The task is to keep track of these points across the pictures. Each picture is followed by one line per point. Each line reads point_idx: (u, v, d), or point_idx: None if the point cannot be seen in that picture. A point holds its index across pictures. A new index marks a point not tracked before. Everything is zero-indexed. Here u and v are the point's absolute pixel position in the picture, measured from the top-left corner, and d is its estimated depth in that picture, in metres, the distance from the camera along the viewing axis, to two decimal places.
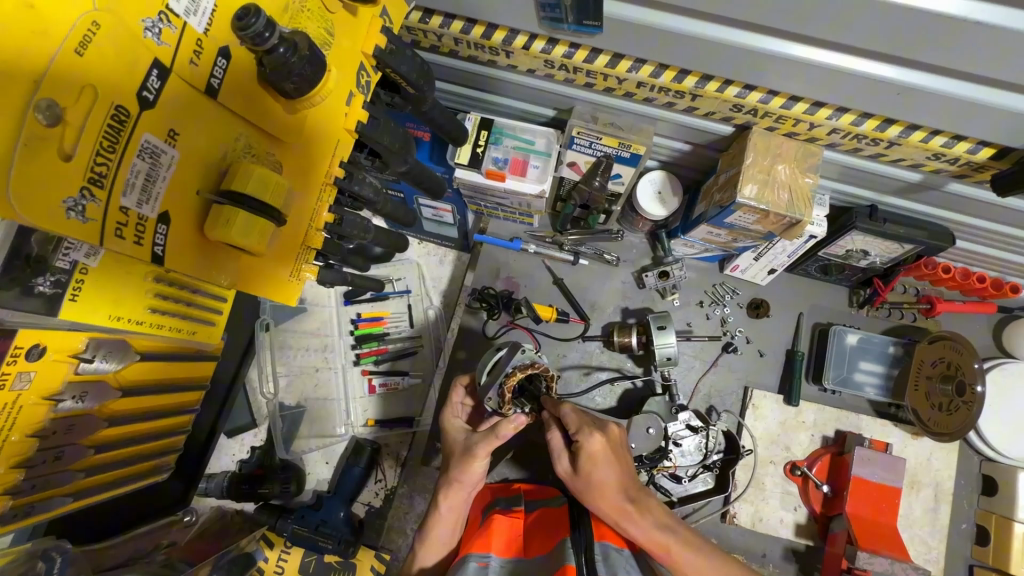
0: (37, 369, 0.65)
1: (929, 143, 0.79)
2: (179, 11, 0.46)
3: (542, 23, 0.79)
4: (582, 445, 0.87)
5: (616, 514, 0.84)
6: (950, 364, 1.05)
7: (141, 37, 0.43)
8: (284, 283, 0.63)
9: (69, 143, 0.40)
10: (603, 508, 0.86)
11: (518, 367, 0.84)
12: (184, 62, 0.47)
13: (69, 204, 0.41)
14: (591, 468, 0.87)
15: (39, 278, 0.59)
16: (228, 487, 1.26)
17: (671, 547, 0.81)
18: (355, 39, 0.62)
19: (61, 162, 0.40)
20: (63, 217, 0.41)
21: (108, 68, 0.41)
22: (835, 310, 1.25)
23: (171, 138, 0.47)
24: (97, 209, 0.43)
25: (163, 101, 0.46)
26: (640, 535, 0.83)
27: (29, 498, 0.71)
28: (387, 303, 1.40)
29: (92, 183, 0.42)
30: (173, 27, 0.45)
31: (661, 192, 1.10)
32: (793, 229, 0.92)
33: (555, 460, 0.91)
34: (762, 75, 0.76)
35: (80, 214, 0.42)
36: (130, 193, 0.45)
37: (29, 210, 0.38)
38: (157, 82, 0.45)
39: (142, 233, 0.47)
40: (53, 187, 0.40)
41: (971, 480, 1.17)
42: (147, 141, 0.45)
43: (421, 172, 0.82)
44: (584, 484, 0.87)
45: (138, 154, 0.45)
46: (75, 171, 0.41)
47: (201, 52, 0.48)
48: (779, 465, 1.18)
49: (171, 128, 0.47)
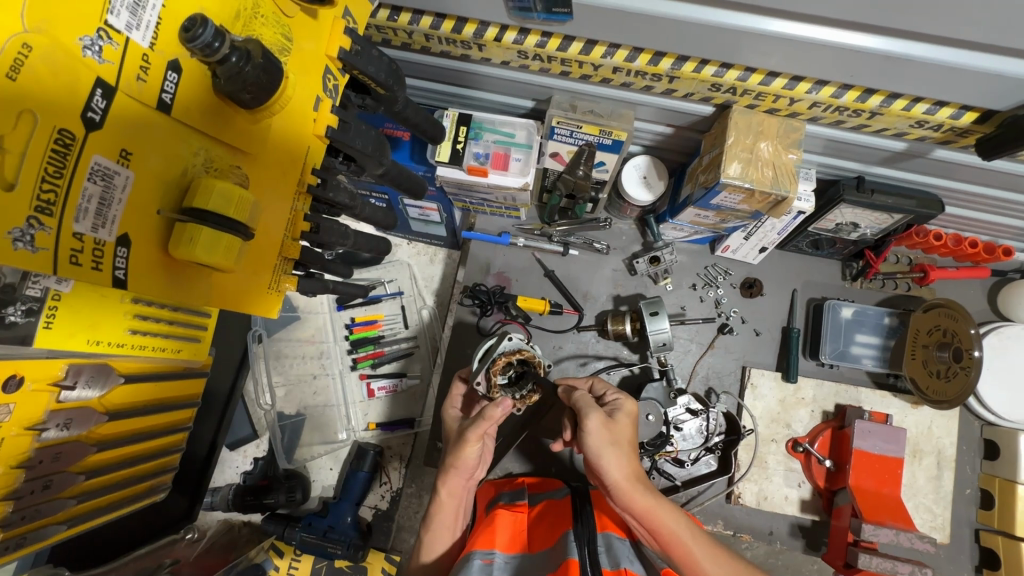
0: (16, 401, 0.64)
1: (911, 111, 0.78)
2: (120, 26, 0.44)
3: (511, 13, 0.77)
4: (621, 404, 0.88)
5: (636, 478, 0.81)
6: (946, 331, 1.05)
7: (79, 56, 0.42)
8: (260, 295, 0.63)
9: (11, 172, 0.39)
10: (623, 466, 0.81)
11: (505, 353, 0.88)
12: (130, 79, 0.45)
13: (16, 234, 0.40)
14: (625, 425, 0.86)
15: (10, 307, 0.58)
16: (233, 500, 1.28)
17: (679, 534, 0.78)
18: (318, 42, 0.61)
19: (4, 193, 0.39)
20: (10, 248, 0.40)
21: (44, 90, 0.40)
22: (829, 284, 1.24)
23: (124, 159, 0.46)
24: (48, 236, 0.42)
25: (110, 121, 0.45)
26: (657, 507, 0.79)
27: (18, 530, 0.70)
28: (380, 306, 1.39)
29: (40, 211, 0.41)
30: (115, 44, 0.44)
31: (647, 176, 1.09)
32: (780, 207, 0.91)
33: (590, 409, 0.84)
34: (739, 53, 0.75)
35: (29, 244, 0.41)
36: (84, 218, 0.44)
37: None
38: (102, 102, 0.44)
39: (100, 258, 0.46)
40: None
41: (973, 445, 1.18)
42: (97, 163, 0.44)
43: (399, 172, 0.80)
44: (619, 435, 0.83)
45: (90, 177, 0.44)
46: (19, 200, 0.40)
47: (148, 67, 0.46)
48: (781, 442, 1.18)
49: (123, 148, 0.46)
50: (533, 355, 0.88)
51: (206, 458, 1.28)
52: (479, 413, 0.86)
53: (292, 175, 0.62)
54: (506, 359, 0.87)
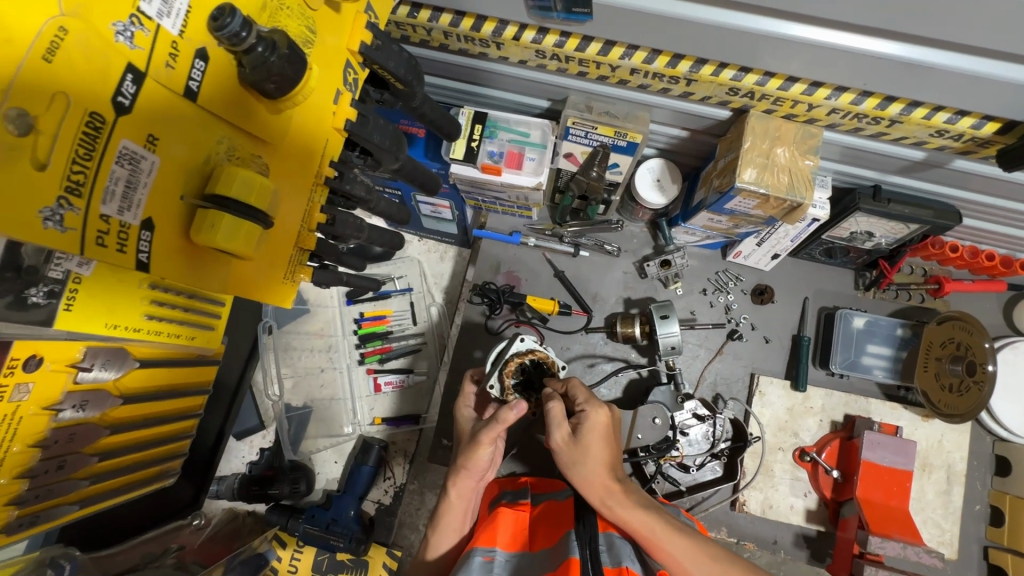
0: (36, 380, 0.65)
1: (931, 120, 0.77)
2: (151, 13, 0.45)
3: (531, 12, 0.77)
4: (588, 417, 0.86)
5: (604, 492, 0.85)
6: (960, 344, 1.04)
7: (113, 41, 0.43)
8: (276, 285, 0.63)
9: (43, 152, 0.40)
10: (591, 482, 0.86)
11: (516, 354, 0.91)
12: (160, 65, 0.46)
13: (47, 214, 0.40)
14: (591, 439, 0.85)
15: (32, 288, 0.57)
16: (238, 488, 1.27)
17: (651, 534, 0.81)
18: (340, 36, 0.62)
19: (36, 173, 0.39)
20: (40, 227, 0.40)
21: (78, 72, 0.41)
22: (841, 293, 1.23)
23: (150, 144, 0.47)
24: (76, 217, 0.43)
25: (139, 105, 0.45)
26: (626, 515, 0.83)
27: (34, 507, 0.72)
28: (389, 302, 1.40)
29: (70, 192, 0.42)
30: (146, 30, 0.45)
31: (660, 179, 1.09)
32: (794, 214, 0.90)
33: (552, 429, 0.84)
34: (758, 56, 0.74)
35: (59, 224, 0.41)
36: (111, 200, 0.45)
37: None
38: (132, 87, 0.44)
39: (125, 240, 0.46)
40: (29, 197, 0.39)
41: (985, 461, 1.16)
42: (125, 147, 0.45)
43: (414, 168, 0.80)
44: (584, 452, 0.85)
45: (117, 160, 0.44)
46: (50, 180, 0.40)
47: (177, 55, 0.47)
48: (788, 451, 1.17)
49: (150, 133, 0.46)
50: (545, 355, 0.92)
51: (212, 445, 1.29)
52: (493, 416, 0.86)
53: (310, 167, 0.63)
54: (518, 360, 0.90)
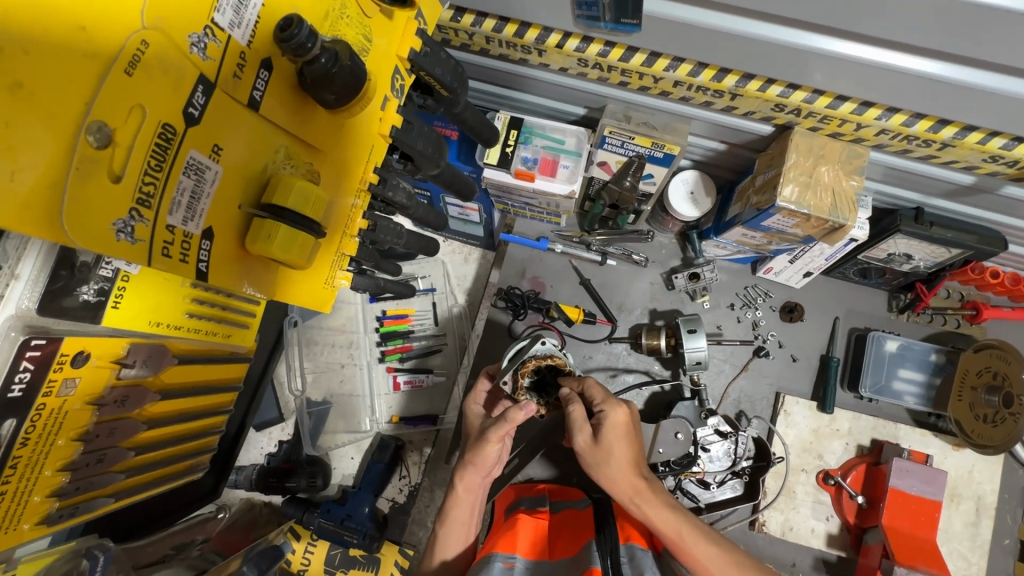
0: (82, 375, 0.65)
1: (986, 146, 0.75)
2: (223, 24, 0.46)
3: (577, 21, 0.76)
4: (606, 416, 0.81)
5: (631, 490, 0.82)
6: (997, 374, 1.00)
7: (187, 53, 0.44)
8: (319, 292, 0.64)
9: (119, 164, 0.40)
10: (618, 481, 0.82)
11: (536, 356, 0.86)
12: (228, 75, 0.47)
13: (119, 225, 0.41)
14: (613, 440, 0.81)
15: (84, 286, 0.60)
16: (256, 479, 1.30)
17: (677, 534, 0.79)
18: (390, 42, 0.62)
19: (112, 185, 0.40)
20: (113, 238, 0.41)
21: (155, 85, 0.41)
22: (874, 315, 1.20)
23: (215, 154, 0.48)
24: (145, 228, 0.44)
25: (207, 116, 0.46)
26: (653, 515, 0.80)
27: (73, 499, 0.73)
28: (411, 301, 1.40)
29: (140, 204, 0.43)
30: (218, 41, 0.46)
31: (694, 192, 1.07)
32: (835, 234, 0.89)
33: (575, 432, 0.82)
34: (809, 73, 0.72)
35: (129, 235, 0.43)
36: (176, 211, 0.46)
37: (80, 234, 0.39)
38: (202, 98, 0.45)
39: (187, 250, 0.47)
40: (105, 209, 0.40)
41: (1016, 494, 1.13)
42: (192, 158, 0.46)
43: (452, 174, 0.80)
44: (609, 453, 0.81)
45: (184, 171, 0.45)
46: (123, 192, 0.41)
47: (244, 65, 0.49)
48: (811, 473, 1.15)
49: (215, 144, 0.48)
50: (564, 363, 0.86)
51: (235, 435, 1.29)
52: (502, 414, 0.84)
53: (355, 175, 0.63)
54: (536, 363, 0.85)
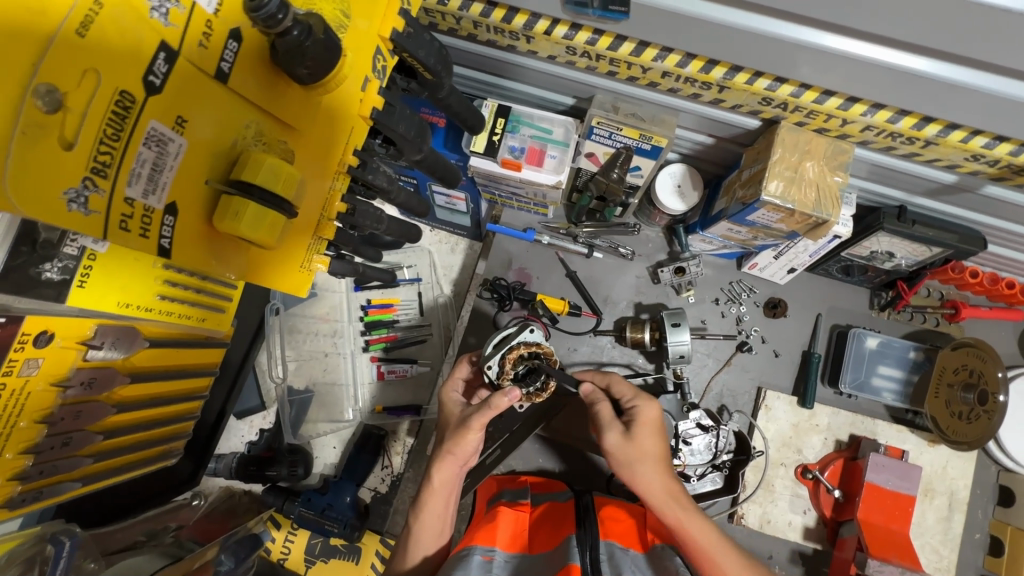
0: (45, 356, 0.64)
1: (968, 144, 0.75)
2: None
3: (566, 8, 0.75)
4: (639, 411, 0.88)
5: (663, 496, 0.83)
6: (973, 372, 1.02)
7: (147, 17, 0.43)
8: (295, 274, 0.64)
9: (70, 131, 0.40)
10: (652, 484, 0.84)
11: (525, 343, 0.87)
12: (193, 44, 0.47)
13: (71, 195, 0.41)
14: (645, 437, 0.86)
15: (47, 263, 0.58)
16: (236, 468, 1.27)
17: (708, 547, 0.79)
18: (372, 21, 0.60)
19: (62, 152, 0.40)
20: (64, 209, 0.41)
21: (109, 50, 0.41)
22: (856, 312, 1.22)
23: (178, 126, 0.47)
24: (101, 199, 0.43)
25: (170, 85, 0.46)
26: (686, 523, 0.80)
27: (37, 483, 0.71)
28: (397, 291, 1.39)
29: (95, 173, 0.42)
30: (181, 7, 0.46)
31: (681, 186, 1.07)
32: (819, 230, 0.89)
33: (604, 429, 0.87)
34: (794, 67, 0.72)
35: (83, 206, 0.42)
36: (136, 183, 0.46)
37: (23, 201, 0.39)
38: (164, 66, 0.45)
39: (148, 224, 0.47)
40: (54, 178, 0.40)
41: (987, 490, 1.15)
42: (154, 129, 0.45)
43: (436, 160, 0.79)
44: (622, 461, 0.86)
45: (145, 142, 0.45)
46: (75, 161, 0.41)
47: (211, 34, 0.48)
48: (790, 467, 1.16)
49: (179, 116, 0.47)
50: (552, 353, 0.87)
51: (215, 424, 1.27)
52: (485, 401, 0.84)
53: (332, 157, 0.62)
54: (524, 348, 0.86)
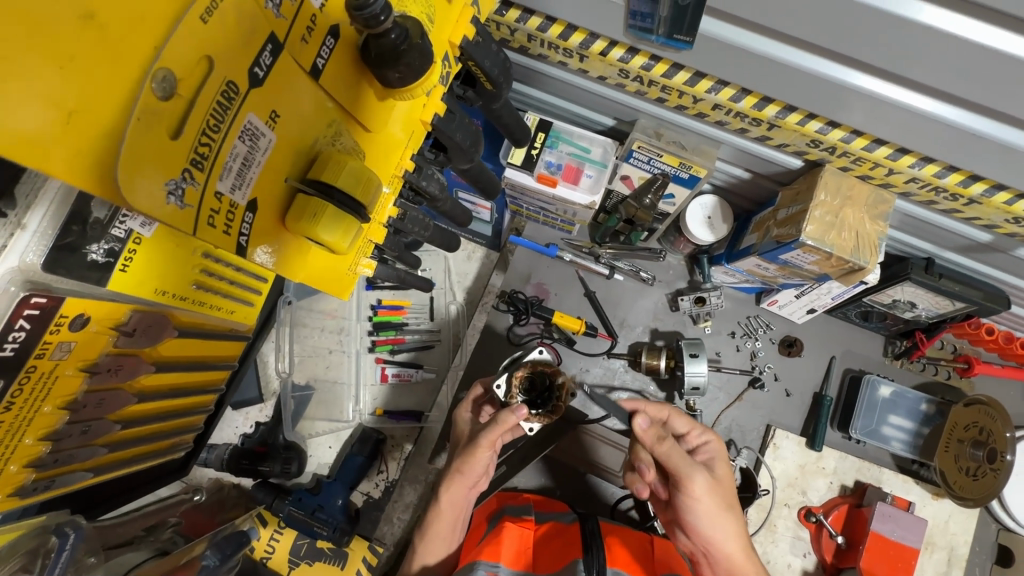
0: (78, 340, 0.61)
1: (1011, 206, 0.75)
2: None
3: (629, 31, 0.75)
4: (712, 445, 0.85)
5: (738, 540, 0.79)
6: (983, 429, 1.02)
7: (262, 8, 0.43)
8: (344, 277, 0.62)
9: (178, 120, 0.39)
10: (730, 530, 0.79)
11: (531, 361, 0.82)
12: (296, 39, 0.47)
13: (171, 187, 0.40)
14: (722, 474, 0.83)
15: (94, 245, 0.57)
16: (228, 460, 1.24)
17: None
18: (450, 27, 0.60)
19: (170, 141, 0.38)
20: (164, 200, 0.40)
21: (225, 38, 0.40)
22: (869, 358, 1.22)
23: (271, 121, 0.46)
24: (195, 193, 0.42)
25: (271, 79, 0.45)
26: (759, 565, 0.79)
27: (49, 472, 0.68)
28: (408, 293, 1.36)
29: (193, 165, 0.41)
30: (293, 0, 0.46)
31: (711, 217, 1.07)
32: (852, 275, 0.89)
33: (693, 473, 0.77)
34: (849, 112, 0.72)
35: (179, 199, 0.41)
36: (226, 177, 0.44)
37: (130, 190, 0.37)
38: (269, 58, 0.44)
39: (231, 221, 0.46)
40: (157, 169, 0.38)
41: (986, 548, 1.15)
42: (250, 122, 0.44)
43: (479, 171, 0.78)
44: (713, 508, 0.78)
45: (240, 136, 0.44)
46: (179, 151, 0.39)
47: (313, 29, 0.48)
48: (793, 508, 1.15)
49: (273, 110, 0.46)
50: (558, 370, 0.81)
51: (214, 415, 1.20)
52: (494, 418, 0.79)
53: (399, 163, 0.61)
54: (530, 366, 0.81)
